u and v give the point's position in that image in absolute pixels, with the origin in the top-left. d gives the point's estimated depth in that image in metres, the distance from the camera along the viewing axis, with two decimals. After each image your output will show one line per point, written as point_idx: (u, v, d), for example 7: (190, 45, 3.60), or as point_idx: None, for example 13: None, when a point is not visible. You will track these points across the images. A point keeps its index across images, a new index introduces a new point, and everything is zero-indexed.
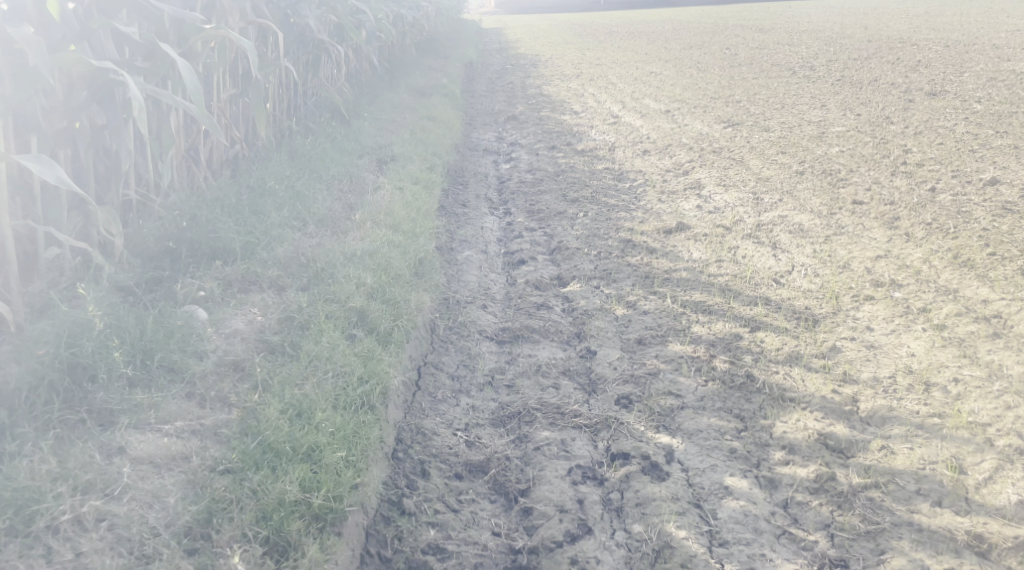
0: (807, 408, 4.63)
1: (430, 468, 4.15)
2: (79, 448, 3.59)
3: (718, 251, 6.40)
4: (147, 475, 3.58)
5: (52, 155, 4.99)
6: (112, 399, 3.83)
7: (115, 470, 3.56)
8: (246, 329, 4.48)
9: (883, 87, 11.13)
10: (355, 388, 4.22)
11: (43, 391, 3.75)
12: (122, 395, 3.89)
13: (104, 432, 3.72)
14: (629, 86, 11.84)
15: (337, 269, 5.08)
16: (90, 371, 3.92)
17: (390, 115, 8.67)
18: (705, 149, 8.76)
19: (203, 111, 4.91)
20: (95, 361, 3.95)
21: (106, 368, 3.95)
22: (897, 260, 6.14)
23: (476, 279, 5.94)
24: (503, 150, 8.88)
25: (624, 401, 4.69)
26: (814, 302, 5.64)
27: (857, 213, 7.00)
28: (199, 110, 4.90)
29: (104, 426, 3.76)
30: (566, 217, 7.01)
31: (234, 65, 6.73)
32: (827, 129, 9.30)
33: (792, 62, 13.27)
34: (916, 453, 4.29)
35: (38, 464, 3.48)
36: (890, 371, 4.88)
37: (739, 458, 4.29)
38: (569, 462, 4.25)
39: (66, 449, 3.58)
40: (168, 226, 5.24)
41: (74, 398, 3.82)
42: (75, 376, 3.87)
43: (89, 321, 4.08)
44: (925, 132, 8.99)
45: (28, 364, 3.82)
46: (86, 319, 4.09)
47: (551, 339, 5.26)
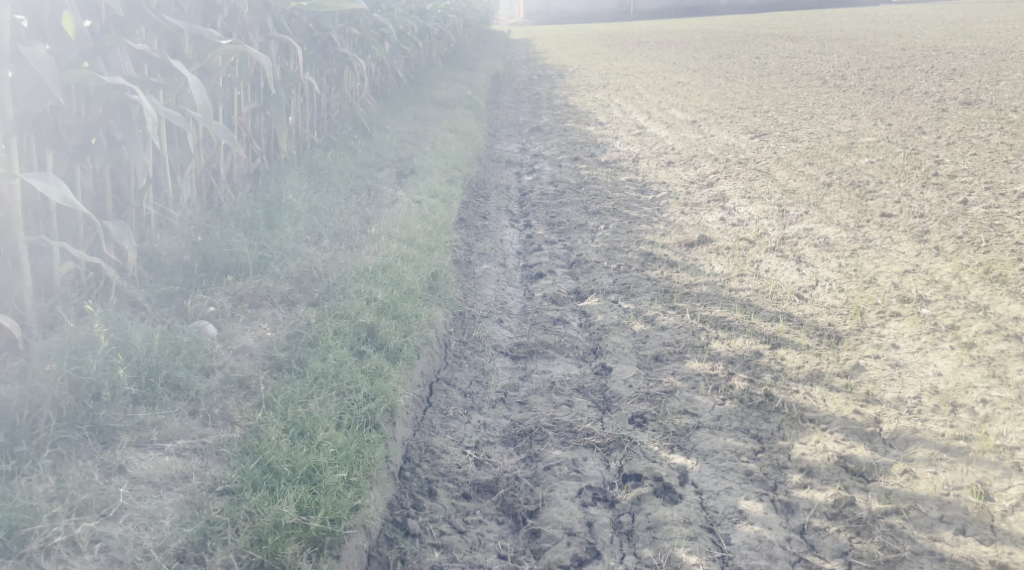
0: (827, 429, 4.50)
1: (437, 488, 4.08)
2: (78, 467, 3.58)
3: (740, 265, 6.29)
4: (145, 496, 3.55)
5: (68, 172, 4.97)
6: (115, 417, 3.82)
7: (114, 490, 3.53)
8: (254, 346, 4.45)
9: (916, 97, 10.94)
10: (362, 406, 4.17)
11: (45, 409, 3.75)
12: (126, 413, 3.88)
13: (105, 451, 3.71)
14: (656, 96, 11.75)
15: (350, 284, 5.04)
16: (94, 389, 3.91)
17: (413, 128, 8.65)
18: (731, 160, 8.64)
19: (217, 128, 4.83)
20: (99, 378, 3.95)
21: (110, 385, 3.94)
22: (926, 275, 5.98)
23: (493, 293, 5.87)
24: (526, 161, 8.82)
25: (639, 420, 4.60)
26: (838, 318, 5.51)
27: (885, 226, 6.84)
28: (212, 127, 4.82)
29: (106, 445, 3.75)
30: (587, 230, 6.93)
31: (255, 79, 6.71)
32: (857, 139, 9.13)
33: (823, 71, 13.09)
34: (940, 478, 4.15)
35: (36, 484, 3.47)
36: (915, 391, 4.74)
37: (754, 482, 4.18)
38: (580, 482, 4.17)
39: (66, 468, 3.57)
40: (183, 241, 5.23)
41: (76, 416, 3.81)
42: (78, 394, 3.87)
43: (94, 338, 4.08)
44: (958, 143, 8.79)
45: (31, 383, 3.81)
46: (92, 336, 4.09)
47: (566, 355, 5.18)
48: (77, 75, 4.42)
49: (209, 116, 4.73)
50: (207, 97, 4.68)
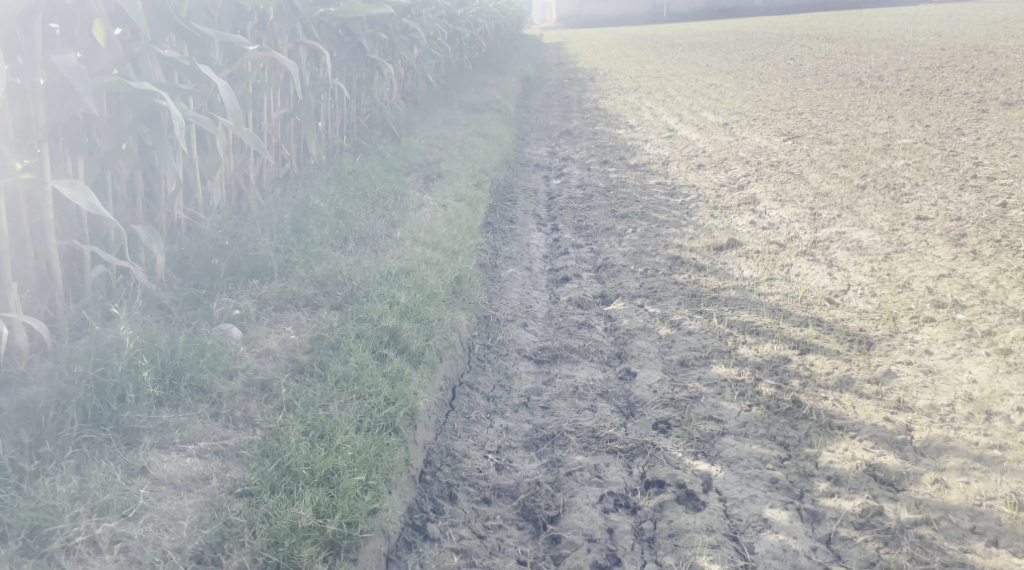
0: (856, 437, 4.40)
1: (457, 492, 4.05)
2: (101, 468, 3.58)
3: (770, 269, 6.19)
4: (166, 497, 3.55)
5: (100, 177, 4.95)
6: (139, 419, 3.83)
7: (135, 491, 3.54)
8: (277, 348, 4.45)
9: (955, 97, 10.74)
10: (382, 409, 4.14)
11: (71, 410, 3.76)
12: (150, 414, 3.89)
13: (128, 452, 3.72)
14: (688, 98, 11.65)
15: (375, 287, 5.02)
16: (119, 391, 3.92)
17: (441, 132, 8.64)
18: (763, 163, 8.53)
19: (244, 133, 4.79)
20: (124, 380, 3.96)
21: (135, 387, 3.95)
22: (962, 280, 5.85)
23: (519, 297, 5.83)
24: (555, 164, 8.77)
25: (662, 426, 4.53)
26: (870, 324, 5.40)
27: (921, 229, 6.70)
28: (239, 132, 4.78)
29: (129, 445, 3.76)
30: (614, 234, 6.87)
31: (285, 84, 6.70)
32: (893, 141, 8.97)
33: (860, 71, 12.90)
34: (973, 488, 4.04)
35: (59, 484, 3.48)
36: (948, 399, 4.62)
37: (780, 489, 4.10)
38: (601, 488, 4.11)
39: (89, 469, 3.58)
40: (210, 244, 5.24)
41: (101, 417, 3.82)
42: (103, 395, 3.88)
43: (120, 341, 4.09)
44: (998, 144, 8.61)
45: (57, 384, 3.84)
46: (118, 339, 4.10)
47: (590, 360, 5.13)
48: (106, 80, 4.38)
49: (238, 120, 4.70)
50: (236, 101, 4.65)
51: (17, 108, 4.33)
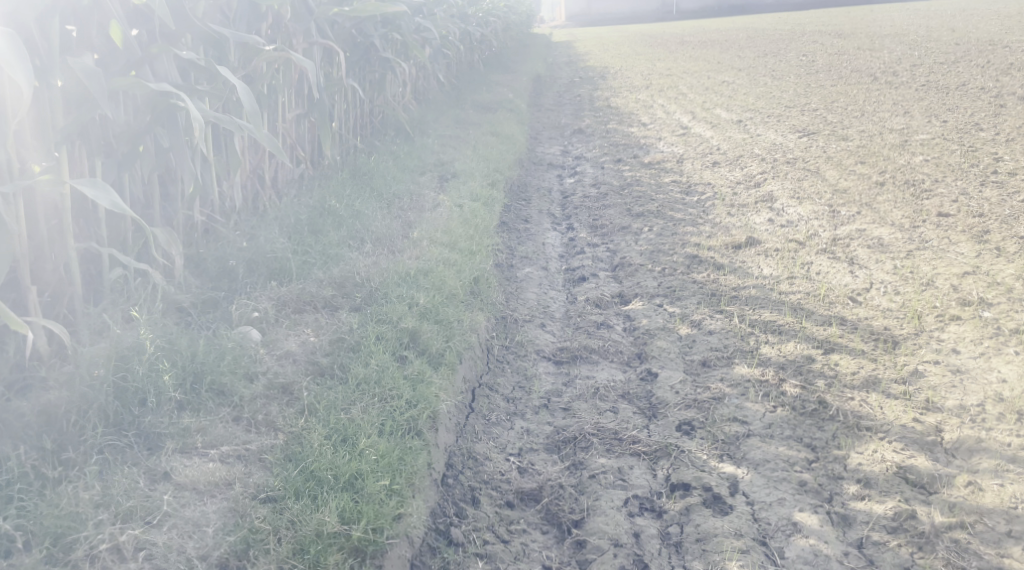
0: (885, 438, 4.30)
1: (480, 496, 3.96)
2: (123, 474, 3.48)
3: (790, 268, 6.09)
4: (189, 503, 3.45)
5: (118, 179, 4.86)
6: (160, 423, 3.73)
7: (159, 497, 3.44)
8: (297, 350, 4.35)
9: (971, 92, 10.62)
10: (404, 412, 4.04)
11: (92, 415, 3.67)
12: (171, 419, 3.79)
13: (150, 457, 3.62)
14: (700, 96, 11.54)
15: (392, 288, 4.92)
16: (141, 395, 3.82)
17: (454, 132, 8.55)
18: (779, 160, 8.42)
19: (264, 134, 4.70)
20: (145, 384, 3.86)
21: (156, 392, 3.85)
22: (987, 277, 5.74)
23: (536, 297, 5.75)
24: (568, 163, 8.68)
25: (686, 428, 4.43)
26: (894, 322, 5.29)
27: (942, 226, 6.59)
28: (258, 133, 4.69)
29: (151, 451, 3.65)
30: (631, 232, 6.77)
31: (300, 85, 6.61)
32: (910, 137, 8.86)
33: (873, 67, 12.79)
34: (1007, 490, 3.93)
35: (82, 491, 3.38)
36: (978, 400, 4.52)
37: (809, 492, 4.00)
38: (626, 492, 4.02)
39: (111, 475, 3.48)
40: (227, 246, 5.16)
41: (122, 422, 3.72)
42: (125, 400, 3.79)
43: (141, 344, 4.00)
44: (1017, 139, 8.49)
45: (78, 389, 3.74)
46: (139, 342, 4.01)
47: (611, 361, 5.04)
48: (124, 83, 4.32)
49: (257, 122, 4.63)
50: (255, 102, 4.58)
51: (35, 110, 4.25)
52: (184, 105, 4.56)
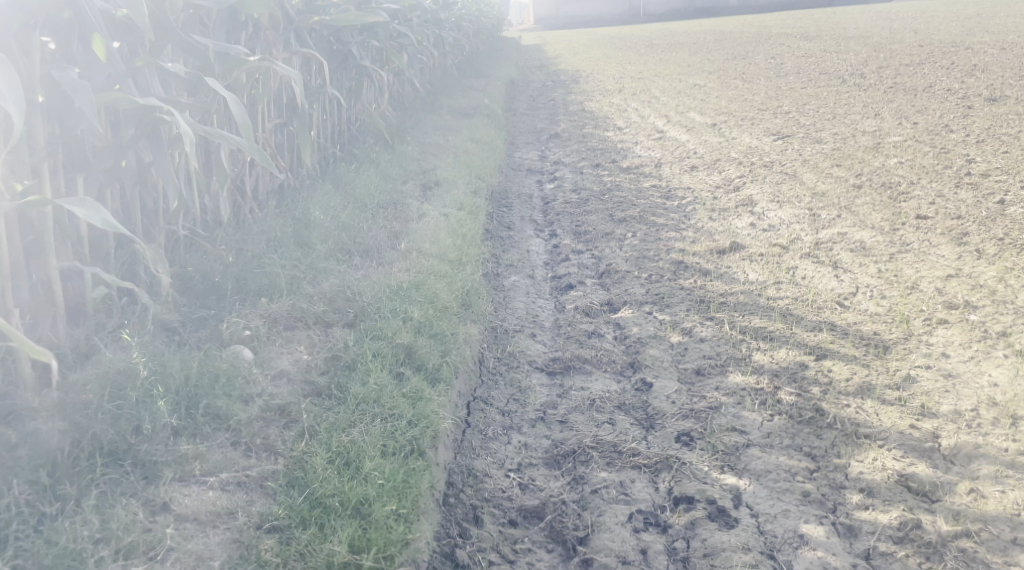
0: (884, 445, 4.28)
1: (482, 515, 3.94)
2: (121, 506, 3.36)
3: (776, 272, 6.08)
4: (192, 535, 3.35)
5: (99, 195, 4.77)
6: (157, 451, 3.61)
7: (160, 530, 3.33)
8: (292, 369, 4.25)
9: (938, 94, 10.73)
10: (405, 432, 3.93)
11: (86, 445, 3.55)
12: (167, 446, 3.67)
13: (148, 487, 3.50)
14: (672, 99, 11.55)
15: (382, 302, 4.82)
16: (135, 423, 3.70)
17: (433, 139, 8.46)
18: (756, 164, 8.43)
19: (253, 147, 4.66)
20: (139, 411, 3.74)
21: (151, 418, 3.73)
22: (970, 280, 5.76)
23: (524, 306, 5.69)
24: (546, 168, 8.62)
25: (685, 439, 4.39)
26: (883, 327, 5.28)
27: (922, 228, 6.61)
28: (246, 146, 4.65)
29: (149, 480, 3.54)
30: (614, 239, 6.73)
31: (279, 94, 6.52)
32: (883, 139, 8.92)
33: (840, 70, 12.89)
34: (1009, 497, 3.92)
35: (80, 526, 3.26)
36: (972, 404, 4.51)
37: (813, 503, 3.97)
38: (629, 507, 3.99)
39: (109, 508, 3.36)
40: (214, 262, 5.06)
41: (117, 451, 3.60)
42: (119, 428, 3.67)
43: (133, 369, 3.90)
44: (987, 140, 8.58)
45: (71, 418, 3.62)
46: (131, 368, 3.90)
47: (604, 370, 4.99)
48: (111, 97, 4.31)
49: (247, 132, 4.65)
50: (246, 113, 4.62)
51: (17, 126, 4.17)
52: (171, 118, 4.51)
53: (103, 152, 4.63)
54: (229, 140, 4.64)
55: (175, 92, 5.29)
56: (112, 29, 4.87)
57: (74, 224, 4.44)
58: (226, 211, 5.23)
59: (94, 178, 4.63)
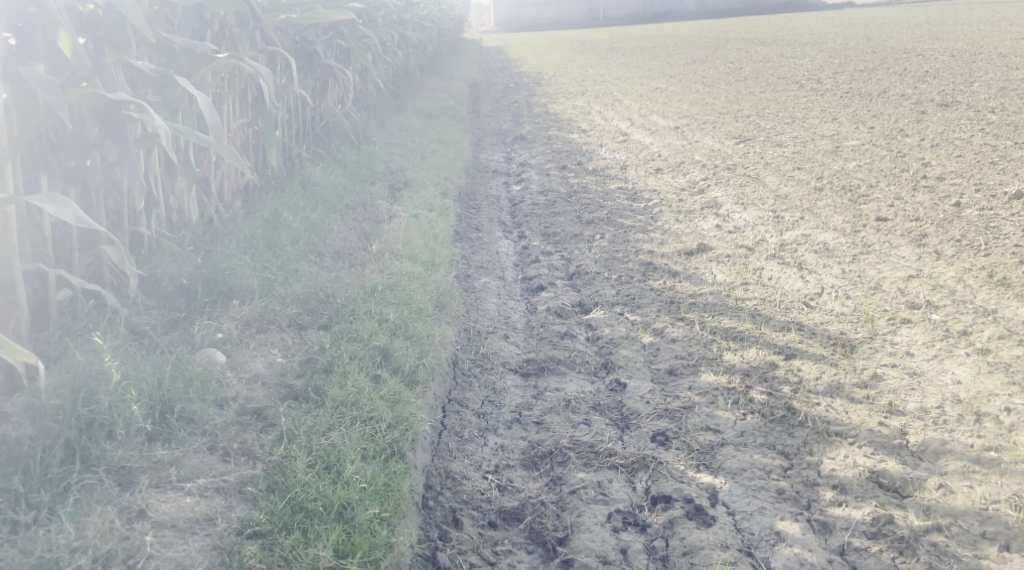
0: (855, 443, 4.36)
1: (462, 516, 3.95)
2: (97, 513, 3.31)
3: (743, 273, 6.14)
4: (171, 541, 3.31)
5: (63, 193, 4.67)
6: (131, 456, 3.56)
7: (138, 537, 3.28)
8: (267, 373, 4.21)
9: (892, 99, 10.94)
10: (385, 434, 3.92)
11: (58, 451, 3.49)
12: (142, 451, 3.61)
13: (124, 493, 3.45)
14: (635, 102, 11.64)
15: (356, 305, 4.80)
16: (108, 429, 3.64)
17: (399, 140, 8.44)
18: (719, 167, 8.53)
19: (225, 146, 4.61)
20: (112, 416, 3.68)
21: (124, 423, 3.68)
22: (931, 280, 5.85)
23: (495, 308, 5.69)
24: (512, 170, 8.65)
25: (660, 438, 4.43)
26: (849, 327, 5.35)
27: (882, 230, 6.73)
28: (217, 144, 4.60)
29: (123, 487, 3.48)
30: (583, 240, 6.76)
31: (244, 93, 6.44)
32: (841, 143, 9.08)
33: (798, 75, 13.09)
34: (977, 491, 4.02)
35: (55, 534, 3.21)
36: (937, 402, 4.59)
37: (787, 501, 4.03)
38: (608, 506, 4.02)
39: (85, 515, 3.31)
40: (182, 262, 4.98)
41: (90, 457, 3.54)
42: (91, 433, 3.61)
43: (105, 373, 3.82)
44: (941, 144, 8.76)
45: (42, 424, 3.56)
46: (102, 371, 3.83)
47: (578, 371, 5.01)
48: (80, 93, 4.27)
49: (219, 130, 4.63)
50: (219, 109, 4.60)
51: None
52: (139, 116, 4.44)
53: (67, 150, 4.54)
54: (201, 138, 4.58)
55: (141, 90, 5.21)
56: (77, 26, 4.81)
57: (36, 224, 4.34)
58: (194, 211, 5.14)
59: (58, 176, 4.53)
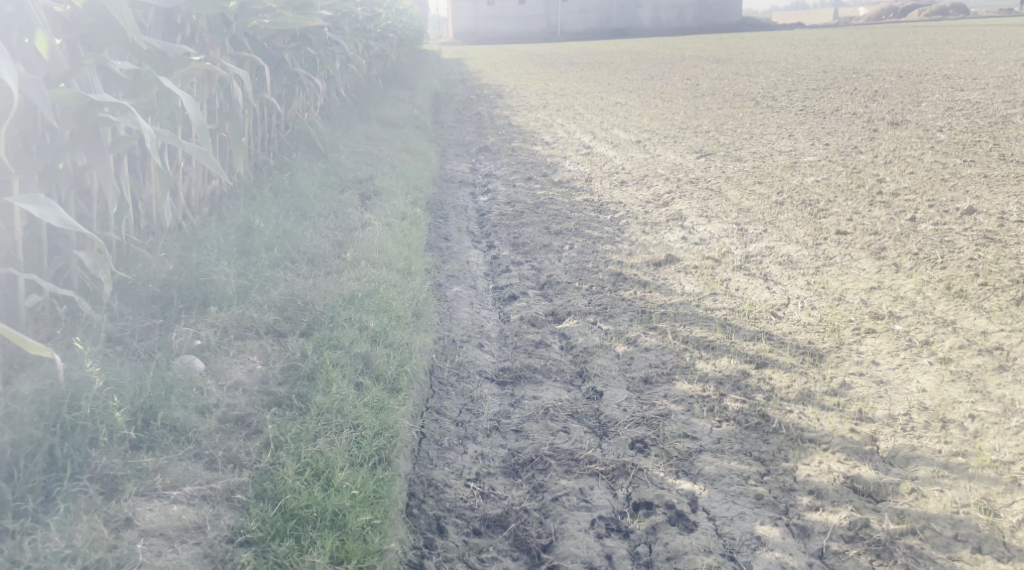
0: (828, 448, 4.43)
1: (446, 524, 3.97)
2: (83, 522, 3.28)
3: (710, 284, 6.21)
4: (160, 550, 3.29)
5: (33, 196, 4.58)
6: (115, 465, 3.52)
7: (127, 546, 3.26)
8: (247, 380, 4.17)
9: (845, 117, 11.18)
10: (370, 442, 3.90)
11: (42, 458, 3.44)
12: (126, 459, 3.57)
13: (109, 502, 3.41)
14: (596, 116, 11.76)
15: (333, 315, 4.78)
16: (91, 435, 3.59)
17: (366, 149, 8.43)
18: (682, 180, 8.65)
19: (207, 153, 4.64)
20: (95, 423, 3.63)
21: (107, 430, 3.63)
22: (891, 291, 5.96)
23: (469, 317, 5.70)
24: (479, 181, 8.68)
25: (639, 445, 4.47)
26: (816, 336, 5.42)
27: (843, 243, 6.85)
28: (200, 150, 4.62)
29: (108, 495, 3.44)
30: (552, 251, 6.81)
31: (212, 98, 6.39)
32: (799, 159, 9.27)
33: (754, 92, 13.32)
34: (947, 496, 4.12)
35: (41, 545, 3.18)
36: (904, 409, 4.68)
37: (766, 505, 4.10)
38: (591, 513, 4.06)
39: (70, 525, 3.27)
40: (156, 269, 4.90)
41: (73, 465, 3.50)
42: (73, 440, 3.56)
43: (87, 379, 3.77)
44: (894, 161, 8.97)
45: (24, 431, 3.50)
46: (84, 377, 3.77)
47: (554, 380, 5.03)
48: (61, 94, 4.24)
49: (200, 134, 4.64)
50: (199, 113, 4.62)
51: None
52: (120, 119, 4.44)
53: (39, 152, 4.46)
54: (184, 145, 4.59)
55: (113, 92, 5.15)
56: (53, 25, 4.75)
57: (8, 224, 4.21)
58: (167, 216, 5.09)
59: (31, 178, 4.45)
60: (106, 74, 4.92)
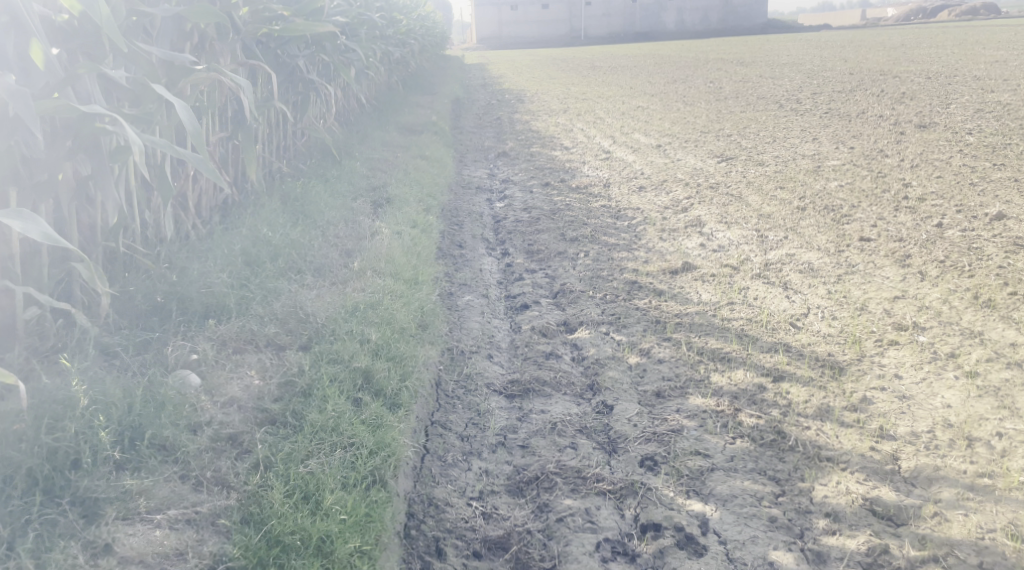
0: (847, 468, 4.24)
1: (445, 546, 3.84)
2: (60, 549, 3.19)
3: (728, 293, 6.03)
4: None
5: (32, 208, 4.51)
6: (98, 487, 3.43)
7: None
8: (242, 396, 4.06)
9: (871, 120, 10.93)
10: (365, 461, 3.79)
11: (21, 481, 3.36)
12: (110, 481, 3.48)
13: (90, 527, 3.32)
14: (617, 120, 11.60)
15: (335, 328, 4.66)
16: (74, 457, 3.51)
17: (381, 155, 8.33)
18: (702, 185, 8.46)
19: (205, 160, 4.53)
20: (79, 444, 3.55)
21: (91, 451, 3.55)
22: (916, 301, 5.74)
23: (479, 327, 5.56)
24: (495, 187, 8.55)
25: (649, 463, 4.31)
26: (837, 348, 5.23)
27: (866, 251, 6.64)
28: (198, 158, 4.52)
29: (89, 519, 3.35)
30: (567, 259, 6.65)
31: (222, 106, 6.31)
32: (822, 163, 9.06)
33: (778, 95, 13.09)
34: (972, 520, 3.92)
35: None
36: (928, 426, 4.48)
37: (780, 529, 3.93)
38: (596, 535, 3.91)
39: (47, 552, 3.19)
40: (156, 281, 4.81)
41: (54, 488, 3.41)
42: (56, 462, 3.48)
43: (73, 398, 3.69)
44: (921, 165, 8.73)
45: (5, 454, 3.42)
46: (69, 397, 3.69)
47: (564, 393, 4.88)
48: (54, 105, 4.16)
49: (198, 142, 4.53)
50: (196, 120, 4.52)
51: None
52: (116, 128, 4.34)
53: (36, 163, 4.39)
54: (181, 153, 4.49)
55: (116, 102, 5.07)
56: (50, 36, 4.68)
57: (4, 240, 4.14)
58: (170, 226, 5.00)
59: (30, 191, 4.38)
60: (107, 84, 4.84)
